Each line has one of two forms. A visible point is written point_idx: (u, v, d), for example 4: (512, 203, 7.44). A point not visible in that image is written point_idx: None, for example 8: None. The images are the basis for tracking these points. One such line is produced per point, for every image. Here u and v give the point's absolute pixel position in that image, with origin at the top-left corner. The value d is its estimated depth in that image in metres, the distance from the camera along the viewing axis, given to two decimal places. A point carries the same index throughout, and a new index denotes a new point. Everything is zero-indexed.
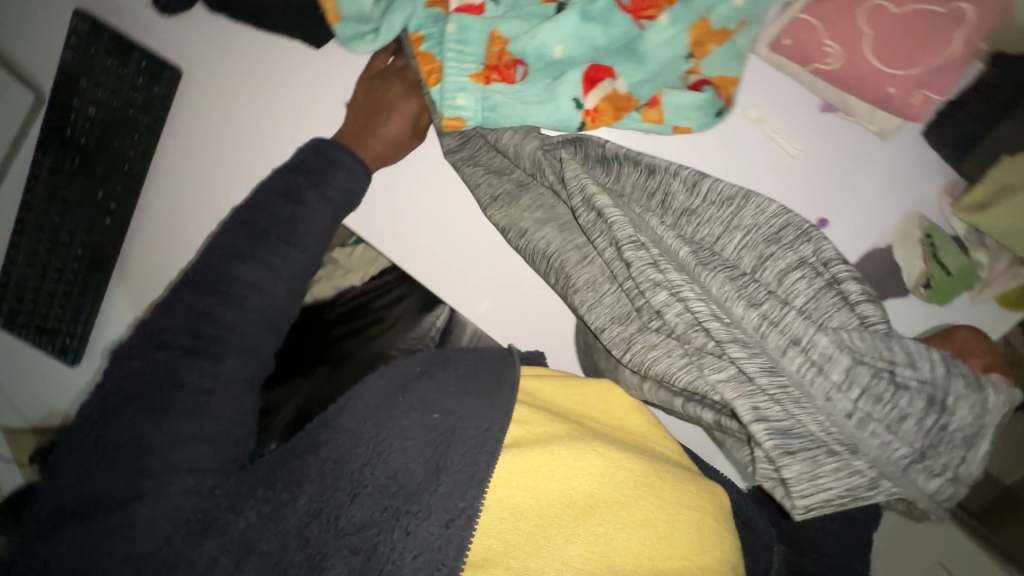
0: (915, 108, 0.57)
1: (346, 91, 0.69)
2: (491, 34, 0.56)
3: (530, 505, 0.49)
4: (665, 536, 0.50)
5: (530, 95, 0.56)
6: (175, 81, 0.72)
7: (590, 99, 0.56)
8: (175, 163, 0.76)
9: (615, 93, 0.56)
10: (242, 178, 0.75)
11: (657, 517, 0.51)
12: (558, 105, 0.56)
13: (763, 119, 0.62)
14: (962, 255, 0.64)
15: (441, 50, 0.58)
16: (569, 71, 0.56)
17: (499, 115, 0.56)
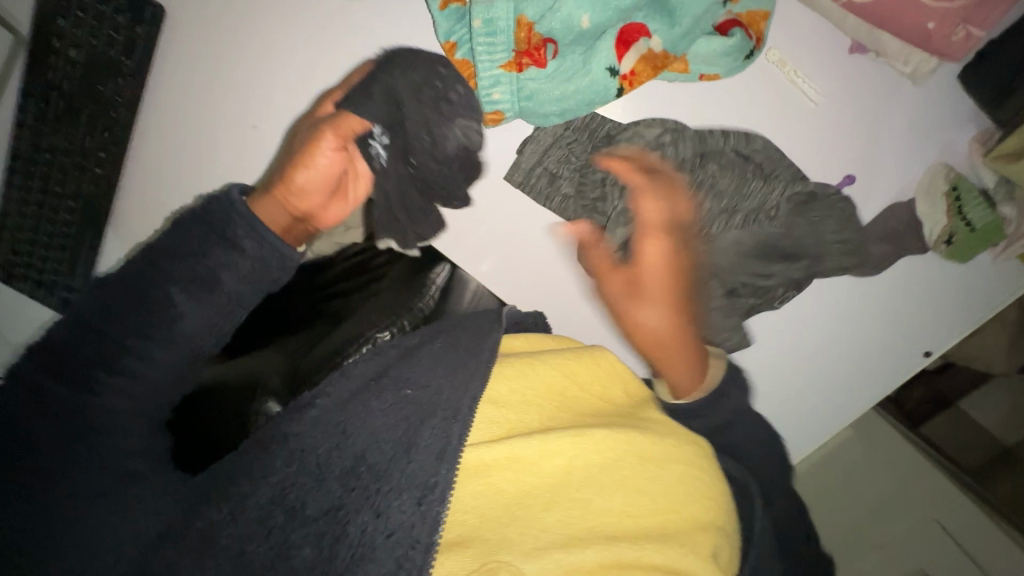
0: (956, 46, 0.53)
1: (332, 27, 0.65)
2: (518, 22, 0.53)
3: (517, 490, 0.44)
4: (647, 495, 0.46)
5: (565, 76, 0.55)
6: (157, 19, 0.68)
7: (625, 65, 0.54)
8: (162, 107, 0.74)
9: (652, 54, 0.53)
10: (229, 124, 0.73)
11: (639, 476, 0.47)
12: (593, 81, 0.55)
13: (789, 66, 0.58)
14: (988, 211, 0.60)
15: (463, 28, 0.57)
16: (601, 39, 0.53)
17: (540, 106, 0.57)
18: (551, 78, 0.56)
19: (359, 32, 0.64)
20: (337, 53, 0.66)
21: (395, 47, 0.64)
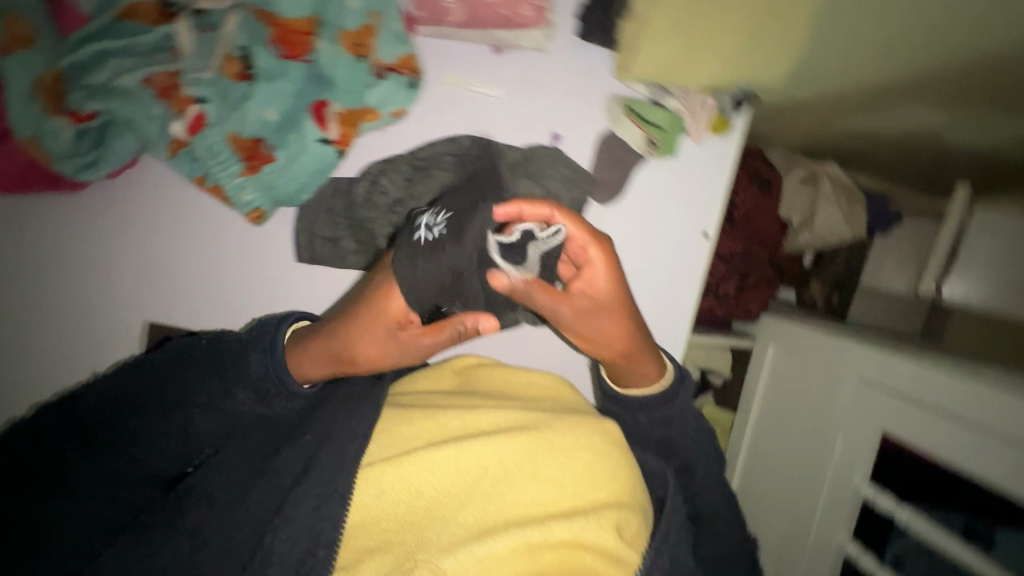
0: (529, 18, 0.67)
1: (109, 216, 0.77)
2: (228, 138, 0.64)
3: (409, 497, 0.62)
4: (534, 476, 0.64)
5: (291, 161, 0.66)
6: None
7: (332, 133, 0.65)
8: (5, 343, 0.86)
9: (344, 115, 0.65)
10: (61, 330, 0.83)
11: (550, 467, 0.64)
12: (313, 155, 0.66)
13: (460, 80, 0.72)
14: (661, 109, 0.73)
15: (199, 164, 0.67)
16: (302, 120, 0.64)
17: (286, 188, 0.68)
18: (282, 167, 0.66)
19: (130, 210, 0.77)
20: (122, 236, 0.78)
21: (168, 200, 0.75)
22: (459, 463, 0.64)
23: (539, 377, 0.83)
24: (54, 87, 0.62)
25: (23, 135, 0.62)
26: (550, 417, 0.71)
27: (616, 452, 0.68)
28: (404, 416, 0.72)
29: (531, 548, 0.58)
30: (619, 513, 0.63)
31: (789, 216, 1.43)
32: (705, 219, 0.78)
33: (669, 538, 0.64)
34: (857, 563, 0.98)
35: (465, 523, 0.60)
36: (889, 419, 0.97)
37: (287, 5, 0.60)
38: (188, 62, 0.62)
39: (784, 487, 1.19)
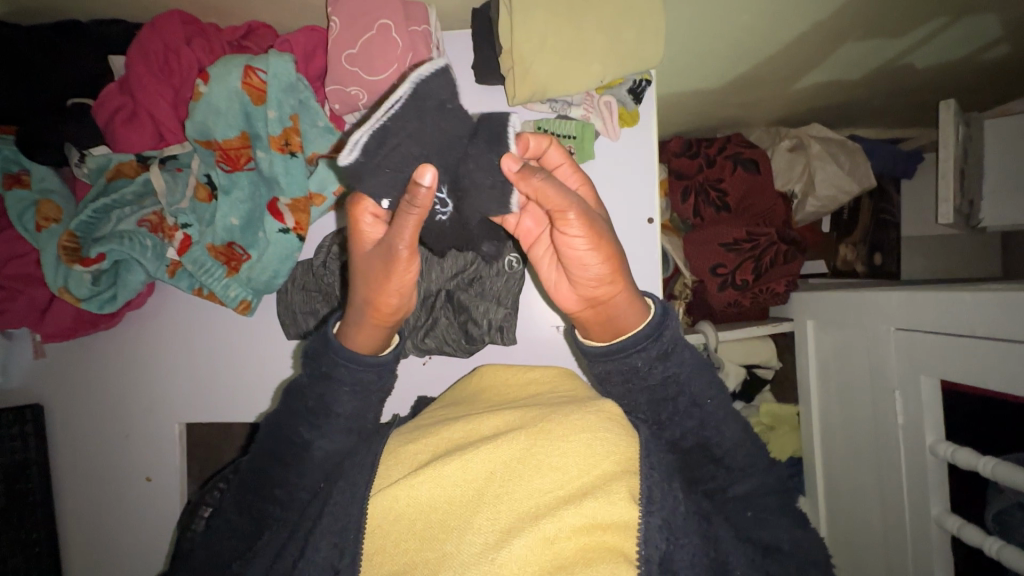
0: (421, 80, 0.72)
1: (126, 334, 0.87)
2: (208, 248, 0.77)
3: (424, 514, 0.48)
4: (552, 467, 0.47)
5: (261, 254, 0.77)
6: (38, 412, 0.88)
7: (288, 222, 0.76)
8: (65, 478, 0.91)
9: (291, 205, 0.76)
10: (110, 446, 0.89)
11: (549, 454, 0.48)
12: (275, 244, 0.76)
13: None
14: (569, 121, 0.78)
15: (192, 277, 0.79)
16: (262, 218, 0.76)
17: (262, 277, 0.78)
18: (254, 261, 0.77)
19: (142, 323, 0.86)
20: (141, 347, 0.87)
21: (171, 304, 0.85)
22: (468, 469, 0.48)
23: (542, 372, 0.66)
24: (71, 243, 0.75)
25: (55, 288, 0.75)
26: (548, 411, 0.54)
27: (622, 432, 0.50)
28: (412, 435, 0.58)
29: (553, 548, 0.42)
30: (628, 483, 0.46)
31: (789, 187, 1.38)
32: (645, 205, 0.80)
33: (656, 495, 0.46)
34: (956, 535, 0.83)
35: (485, 528, 0.44)
36: (936, 363, 0.86)
37: (220, 131, 0.72)
38: (165, 198, 0.76)
39: (866, 471, 1.05)
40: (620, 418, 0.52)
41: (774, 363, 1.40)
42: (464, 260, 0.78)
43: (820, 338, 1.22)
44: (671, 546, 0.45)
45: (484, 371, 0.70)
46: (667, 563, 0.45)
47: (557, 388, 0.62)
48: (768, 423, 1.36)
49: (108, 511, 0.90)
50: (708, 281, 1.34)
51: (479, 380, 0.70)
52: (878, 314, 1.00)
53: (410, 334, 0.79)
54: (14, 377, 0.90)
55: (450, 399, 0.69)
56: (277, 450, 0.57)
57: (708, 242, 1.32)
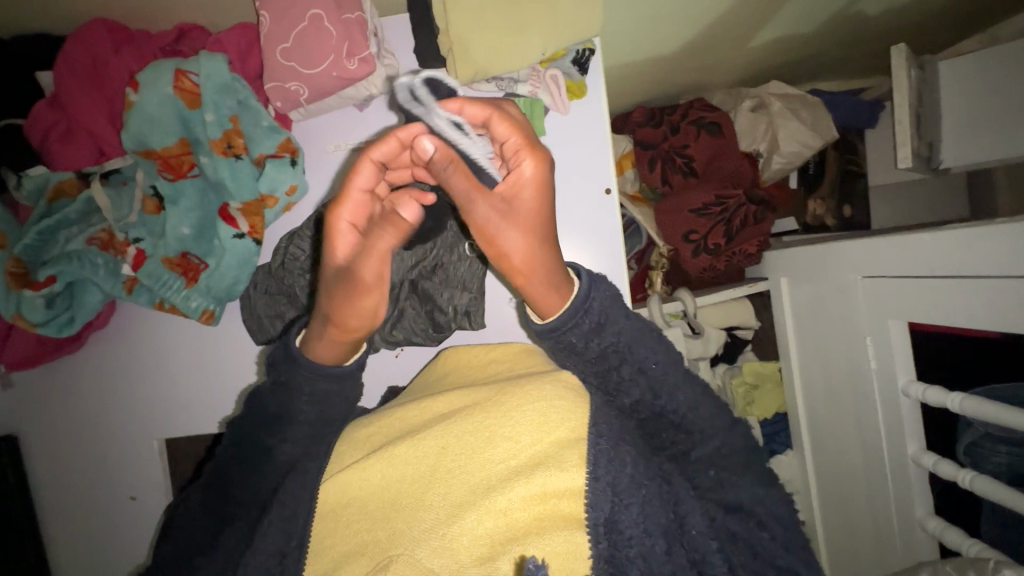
0: (359, 69, 0.70)
1: (93, 356, 0.85)
2: (163, 261, 0.75)
3: (376, 494, 0.48)
4: (507, 437, 0.47)
5: (218, 261, 0.76)
6: (13, 443, 0.87)
7: (242, 226, 0.75)
8: (49, 505, 0.90)
9: (244, 208, 0.75)
10: (91, 469, 0.89)
11: (501, 424, 0.48)
12: (231, 250, 0.75)
13: (341, 144, 0.80)
14: (516, 99, 0.77)
15: (151, 293, 0.77)
16: (215, 225, 0.75)
17: (221, 285, 0.77)
18: (212, 269, 0.76)
19: (107, 343, 0.85)
20: (109, 368, 0.85)
21: (135, 321, 0.84)
22: (419, 448, 0.49)
23: (501, 352, 0.67)
24: (20, 269, 0.73)
25: (11, 316, 0.73)
26: (506, 385, 0.54)
27: (577, 401, 0.50)
28: (373, 422, 0.59)
29: (506, 519, 0.42)
30: (580, 450, 0.46)
31: (755, 147, 1.37)
32: (603, 176, 0.79)
33: (604, 460, 0.45)
34: (933, 472, 0.85)
35: (435, 503, 0.45)
36: (902, 306, 0.88)
37: (157, 139, 0.70)
38: (112, 215, 0.74)
39: (846, 419, 1.07)
40: (575, 388, 0.53)
41: (753, 324, 1.41)
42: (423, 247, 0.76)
43: (794, 293, 1.23)
44: (615, 507, 0.44)
45: (449, 355, 0.71)
46: (612, 525, 0.44)
47: (519, 367, 0.62)
48: (751, 382, 1.38)
49: (98, 533, 0.90)
50: (681, 248, 1.35)
51: (445, 363, 0.71)
52: (845, 264, 1.01)
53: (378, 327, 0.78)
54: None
55: (415, 389, 0.69)
56: (245, 455, 0.57)
57: (676, 210, 1.33)
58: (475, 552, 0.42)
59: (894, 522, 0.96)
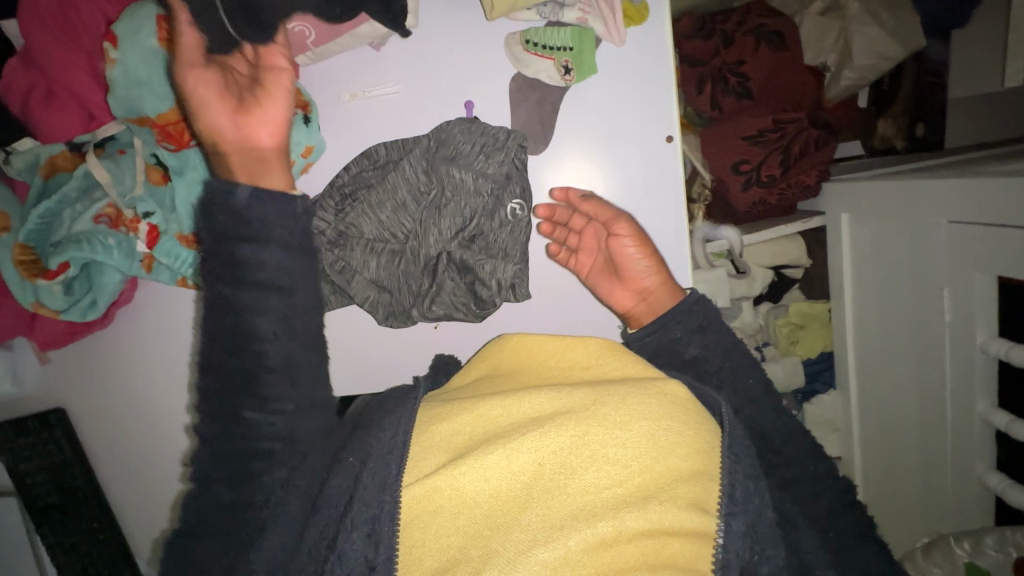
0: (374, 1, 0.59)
1: (122, 332, 0.82)
2: (178, 238, 0.69)
3: (467, 508, 0.44)
4: (615, 462, 0.44)
5: None
6: (59, 413, 0.88)
7: None
8: (105, 471, 0.92)
9: None
10: (140, 439, 0.89)
11: (605, 445, 0.45)
12: None
13: (359, 92, 0.69)
14: (562, 30, 0.65)
15: (172, 270, 0.72)
16: None
17: None
18: None
19: (132, 319, 0.81)
20: (139, 344, 0.82)
21: (159, 295, 0.79)
22: (515, 460, 0.44)
23: (582, 348, 0.59)
24: (28, 256, 0.68)
25: (33, 304, 0.69)
26: (596, 390, 0.50)
27: (684, 419, 0.48)
28: (436, 410, 0.53)
29: (613, 554, 0.40)
30: (692, 487, 0.44)
31: (821, 61, 1.20)
32: (664, 122, 0.68)
33: (742, 495, 0.45)
34: (1004, 431, 0.80)
35: (534, 525, 0.42)
36: (991, 256, 0.78)
37: (150, 106, 0.61)
38: (115, 189, 0.67)
39: (906, 368, 1.01)
40: (680, 401, 0.49)
41: (804, 261, 1.32)
42: (473, 213, 0.70)
43: (858, 230, 1.12)
44: (755, 555, 0.44)
45: (504, 338, 0.65)
46: (750, 571, 0.43)
47: (603, 367, 0.57)
48: (797, 322, 1.32)
49: (153, 497, 0.92)
50: (730, 182, 1.22)
51: (508, 347, 0.63)
52: (926, 203, 0.89)
53: (416, 303, 0.73)
54: (24, 387, 0.88)
55: (471, 372, 0.63)
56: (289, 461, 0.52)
57: (727, 138, 1.18)
58: None
59: (948, 473, 0.94)
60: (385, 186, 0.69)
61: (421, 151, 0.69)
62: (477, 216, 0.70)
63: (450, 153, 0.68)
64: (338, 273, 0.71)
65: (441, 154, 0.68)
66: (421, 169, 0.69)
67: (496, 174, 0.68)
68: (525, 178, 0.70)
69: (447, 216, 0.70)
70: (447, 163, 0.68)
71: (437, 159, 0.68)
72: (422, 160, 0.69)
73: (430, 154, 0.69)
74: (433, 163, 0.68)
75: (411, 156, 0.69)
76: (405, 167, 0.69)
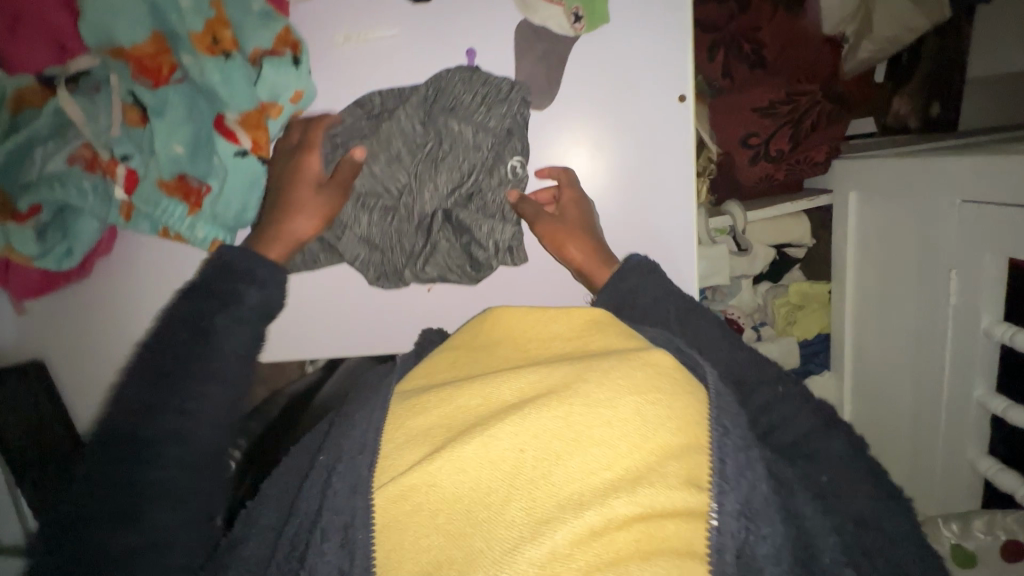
0: None
1: (100, 283, 0.78)
2: (157, 183, 0.65)
3: (446, 504, 0.43)
4: (601, 442, 0.42)
5: (222, 182, 0.65)
6: (35, 366, 0.85)
7: (243, 142, 0.64)
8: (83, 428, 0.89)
9: (241, 120, 0.63)
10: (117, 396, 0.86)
11: (591, 426, 0.43)
12: (233, 171, 0.65)
13: (353, 34, 0.64)
14: None
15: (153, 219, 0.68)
16: (212, 141, 0.64)
17: (229, 213, 0.67)
18: (217, 193, 0.66)
19: (111, 270, 0.77)
20: (118, 297, 0.79)
21: (139, 244, 0.75)
22: (492, 452, 0.43)
23: (563, 319, 0.59)
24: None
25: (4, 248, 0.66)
26: (580, 366, 0.49)
27: (675, 395, 0.46)
28: (415, 400, 0.52)
29: (608, 541, 0.38)
30: (683, 463, 0.42)
31: (840, 30, 1.15)
32: (679, 79, 0.64)
33: (730, 473, 0.43)
34: (1001, 417, 0.80)
35: (519, 521, 0.40)
36: (1007, 236, 0.75)
37: (124, 32, 0.58)
38: (89, 128, 0.62)
39: (903, 351, 1.00)
40: (670, 375, 0.47)
41: (807, 241, 1.29)
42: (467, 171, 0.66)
43: (865, 209, 1.10)
44: (749, 536, 0.42)
45: (489, 314, 0.63)
46: (744, 555, 0.41)
47: (588, 334, 0.56)
48: (796, 303, 1.30)
49: None
50: (736, 154, 1.18)
51: (490, 323, 0.62)
52: (941, 183, 0.86)
53: (408, 263, 0.70)
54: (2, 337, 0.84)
55: (471, 332, 0.62)
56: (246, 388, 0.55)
57: (738, 109, 1.14)
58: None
59: (938, 456, 0.94)
60: (380, 143, 0.64)
61: (418, 102, 0.64)
62: (472, 171, 0.66)
63: (448, 103, 0.64)
64: (331, 228, 0.68)
65: (436, 105, 0.64)
66: (415, 123, 0.64)
67: (495, 126, 0.64)
68: (525, 137, 0.66)
69: (445, 172, 0.65)
70: (446, 114, 0.64)
71: (434, 113, 0.64)
72: (417, 114, 0.64)
73: (425, 107, 0.64)
74: (429, 117, 0.64)
75: (406, 107, 0.64)
76: (401, 121, 0.64)
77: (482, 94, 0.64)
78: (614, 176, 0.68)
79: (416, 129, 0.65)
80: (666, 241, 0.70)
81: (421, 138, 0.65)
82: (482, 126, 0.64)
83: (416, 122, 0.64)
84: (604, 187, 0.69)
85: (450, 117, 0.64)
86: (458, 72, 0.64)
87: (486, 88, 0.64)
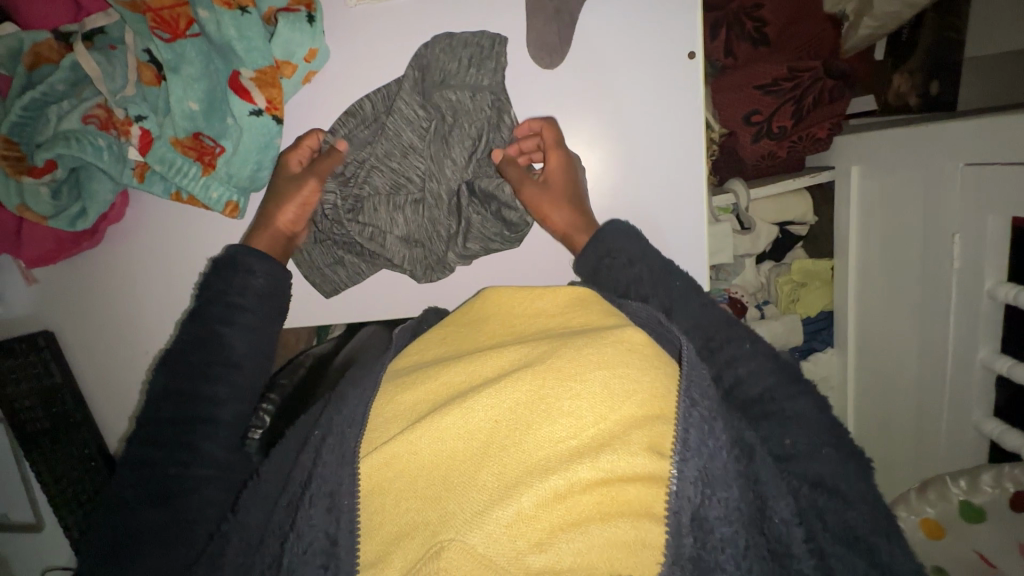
0: None
1: (112, 251, 0.79)
2: (172, 143, 0.65)
3: (424, 471, 0.44)
4: (570, 412, 0.43)
5: (236, 143, 0.66)
6: (47, 336, 0.85)
7: (258, 100, 0.64)
8: (93, 400, 0.89)
9: (257, 79, 0.63)
10: (128, 367, 0.86)
11: (559, 397, 0.44)
12: (248, 130, 0.65)
13: None
14: None
15: (167, 181, 0.68)
16: (227, 100, 0.64)
17: (243, 173, 0.68)
18: (232, 153, 0.66)
19: (123, 237, 0.77)
20: (129, 265, 0.79)
21: (152, 209, 0.75)
22: (468, 421, 0.45)
23: (549, 297, 0.60)
24: (13, 152, 0.65)
25: (16, 207, 0.66)
26: (557, 342, 0.50)
27: (643, 366, 0.46)
28: (405, 380, 0.54)
29: (566, 504, 0.39)
30: (647, 431, 0.42)
31: (840, 9, 1.17)
32: (686, 38, 0.66)
33: (692, 440, 0.43)
34: (1006, 376, 0.81)
35: (489, 486, 0.41)
36: (1009, 196, 0.77)
37: None
38: (105, 85, 0.62)
39: (907, 321, 1.01)
40: (640, 349, 0.48)
41: (809, 219, 1.30)
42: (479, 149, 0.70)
43: (867, 183, 1.11)
44: (705, 500, 0.42)
45: (485, 294, 0.65)
46: (699, 518, 0.41)
47: (568, 313, 0.57)
48: (799, 280, 1.31)
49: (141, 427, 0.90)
50: (739, 133, 1.19)
51: (487, 305, 0.64)
52: (943, 150, 0.87)
53: (448, 245, 0.73)
54: (15, 307, 0.85)
55: (474, 311, 0.64)
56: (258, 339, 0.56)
57: (741, 87, 1.15)
58: (533, 537, 0.38)
59: (944, 422, 0.95)
60: (388, 133, 0.68)
61: (412, 87, 0.67)
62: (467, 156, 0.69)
63: (439, 77, 0.67)
64: (368, 240, 0.72)
65: (427, 85, 0.67)
66: (414, 106, 0.67)
67: (479, 103, 0.67)
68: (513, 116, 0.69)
69: (462, 148, 0.69)
70: (440, 89, 0.67)
71: (427, 91, 0.67)
72: (413, 98, 0.67)
73: (420, 89, 0.67)
74: (427, 96, 0.67)
75: (403, 92, 0.67)
76: (400, 107, 0.67)
77: (469, 67, 0.66)
78: (609, 153, 0.70)
79: (419, 112, 0.67)
80: (681, 210, 0.72)
81: (427, 120, 0.68)
82: (477, 99, 0.67)
83: (415, 106, 0.67)
84: (608, 166, 0.71)
85: (445, 93, 0.67)
86: (431, 49, 0.66)
87: (466, 57, 0.66)
